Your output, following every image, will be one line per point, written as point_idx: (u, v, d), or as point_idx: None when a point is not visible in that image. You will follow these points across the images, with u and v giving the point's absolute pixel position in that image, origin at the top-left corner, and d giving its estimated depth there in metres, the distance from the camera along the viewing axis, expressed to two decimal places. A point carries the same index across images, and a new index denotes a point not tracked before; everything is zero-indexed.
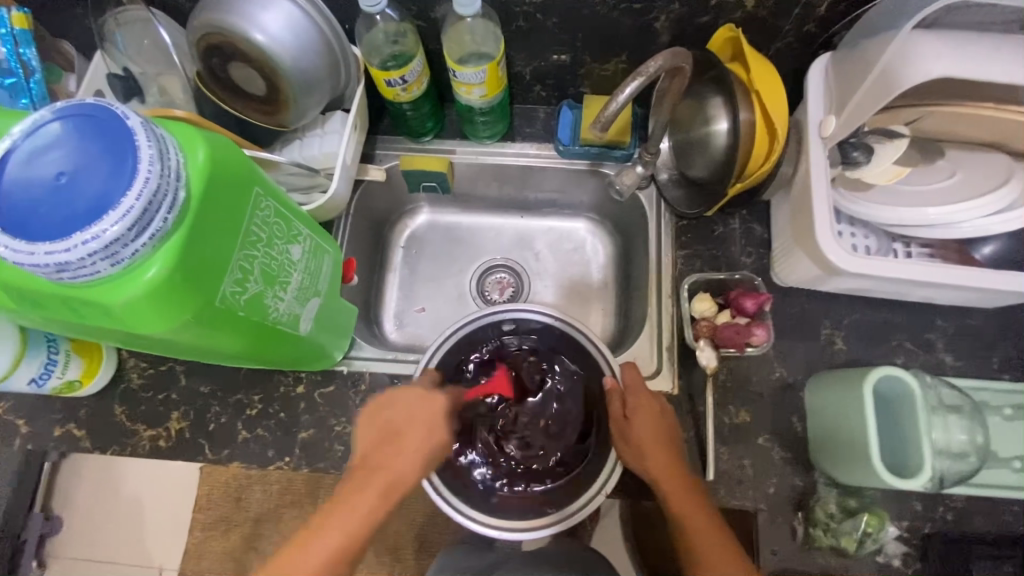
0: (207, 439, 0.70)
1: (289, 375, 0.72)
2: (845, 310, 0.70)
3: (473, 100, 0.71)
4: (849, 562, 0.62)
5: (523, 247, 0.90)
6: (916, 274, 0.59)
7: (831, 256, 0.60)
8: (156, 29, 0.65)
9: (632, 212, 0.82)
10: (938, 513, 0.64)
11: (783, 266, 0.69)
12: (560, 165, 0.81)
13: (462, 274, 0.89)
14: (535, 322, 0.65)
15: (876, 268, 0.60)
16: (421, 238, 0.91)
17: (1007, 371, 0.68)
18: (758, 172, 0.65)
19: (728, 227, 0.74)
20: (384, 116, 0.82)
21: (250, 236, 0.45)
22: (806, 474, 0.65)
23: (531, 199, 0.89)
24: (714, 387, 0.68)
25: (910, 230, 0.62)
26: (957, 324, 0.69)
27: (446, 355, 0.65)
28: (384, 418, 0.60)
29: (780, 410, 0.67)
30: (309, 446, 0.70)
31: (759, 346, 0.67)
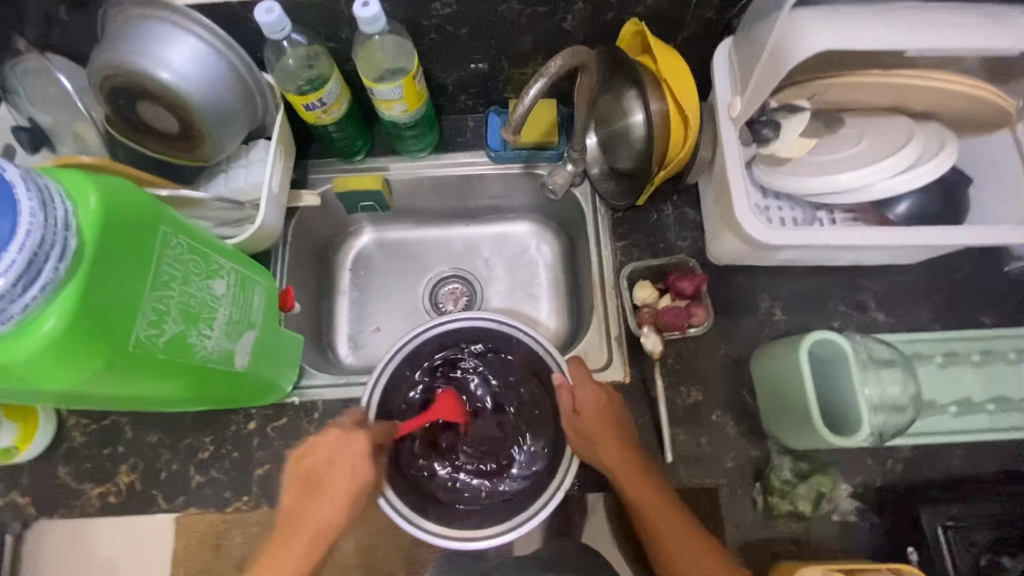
0: (160, 488, 0.68)
1: (240, 413, 0.70)
2: (780, 282, 0.72)
3: (397, 116, 0.71)
4: (809, 525, 0.64)
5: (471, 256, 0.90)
6: (838, 240, 0.61)
7: (754, 232, 0.61)
8: (57, 76, 0.63)
9: (570, 208, 0.83)
10: (888, 466, 0.66)
11: (716, 246, 0.71)
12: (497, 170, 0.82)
13: (413, 289, 0.89)
14: (475, 327, 0.66)
15: (800, 237, 0.62)
16: (369, 257, 0.90)
17: (938, 322, 0.71)
18: (678, 158, 0.67)
19: (662, 213, 0.76)
20: (313, 141, 0.82)
21: (162, 278, 0.44)
22: (760, 445, 0.67)
23: (474, 208, 0.89)
24: (664, 371, 0.70)
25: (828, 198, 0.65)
26: (886, 282, 0.72)
27: (393, 374, 0.64)
28: (303, 473, 0.60)
29: (731, 385, 0.69)
30: (266, 482, 0.68)
31: (701, 327, 0.69)
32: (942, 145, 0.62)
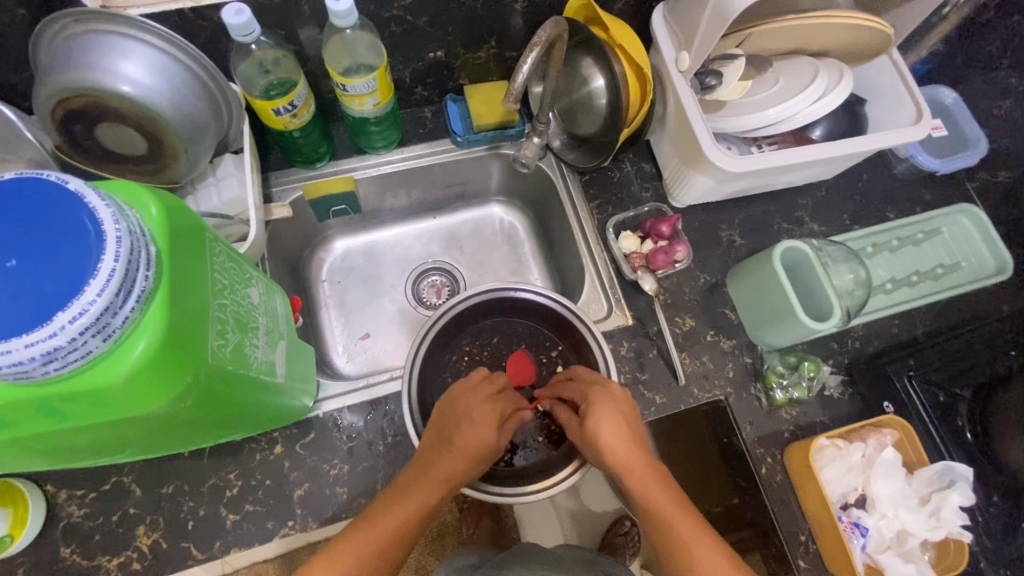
0: (297, 501, 0.85)
1: (262, 441, 0.87)
2: (742, 223, 1.10)
3: (367, 108, 0.91)
4: (810, 403, 0.97)
5: (529, 308, 0.93)
6: (780, 159, 0.93)
7: (719, 163, 0.90)
8: (114, 65, 0.69)
9: (540, 184, 1.16)
10: (851, 343, 1.01)
11: (682, 193, 1.05)
12: (465, 151, 1.11)
13: (462, 326, 0.93)
14: (499, 300, 0.91)
15: (753, 160, 0.91)
16: (468, 315, 0.92)
17: (854, 223, 1.12)
18: (637, 117, 0.97)
19: (642, 201, 1.09)
20: (272, 155, 1.03)
21: (217, 286, 0.54)
22: (841, 388, 0.98)
23: (490, 304, 0.92)
24: (780, 419, 0.97)
25: (763, 128, 0.98)
26: (813, 200, 1.13)
27: (464, 317, 0.92)
28: (606, 390, 0.81)
29: (826, 401, 0.97)
30: (309, 501, 0.85)
31: (683, 259, 1.00)
32: (919, 110, 0.95)
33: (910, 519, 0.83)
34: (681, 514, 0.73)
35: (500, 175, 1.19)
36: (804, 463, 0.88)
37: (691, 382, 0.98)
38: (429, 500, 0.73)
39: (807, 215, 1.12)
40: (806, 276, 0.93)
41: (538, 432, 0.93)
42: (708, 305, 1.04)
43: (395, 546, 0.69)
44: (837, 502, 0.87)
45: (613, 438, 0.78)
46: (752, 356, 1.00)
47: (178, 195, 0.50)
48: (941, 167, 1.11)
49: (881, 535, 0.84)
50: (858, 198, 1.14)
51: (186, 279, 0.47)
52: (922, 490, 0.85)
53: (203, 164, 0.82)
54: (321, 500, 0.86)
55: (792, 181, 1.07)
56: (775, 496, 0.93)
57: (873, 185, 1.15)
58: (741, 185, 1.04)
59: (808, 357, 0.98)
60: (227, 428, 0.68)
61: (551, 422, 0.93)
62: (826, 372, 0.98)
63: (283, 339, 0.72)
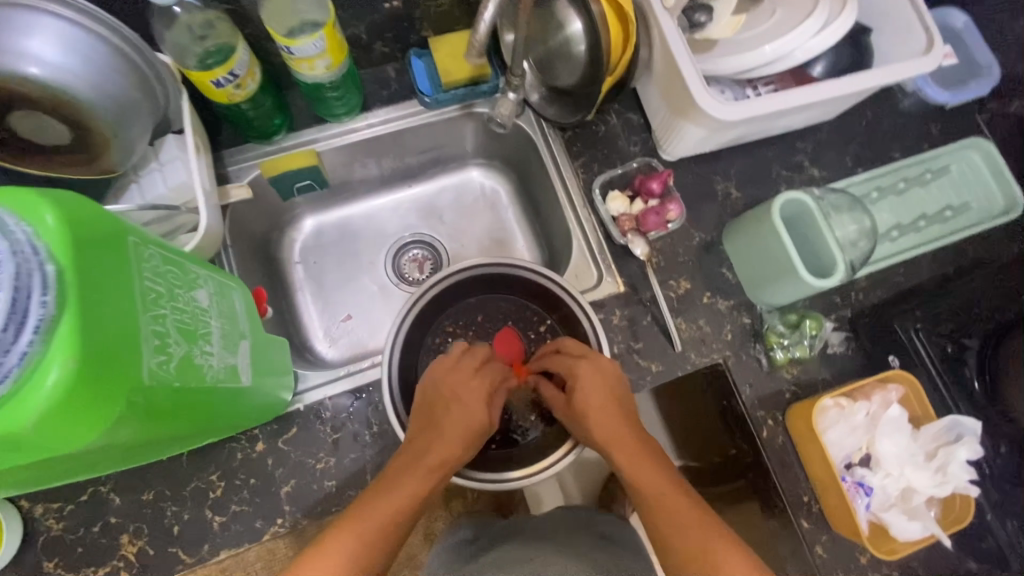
0: (285, 498, 0.82)
1: (242, 440, 0.83)
2: (739, 173, 1.03)
3: (319, 73, 0.82)
4: (811, 361, 0.93)
5: (513, 283, 0.88)
6: (778, 104, 0.84)
7: (711, 111, 0.82)
8: (15, 43, 0.60)
9: (519, 143, 1.08)
10: (853, 295, 0.96)
11: (673, 146, 0.97)
12: (435, 112, 1.02)
13: (443, 305, 0.87)
14: (480, 276, 0.85)
15: (747, 107, 0.82)
16: (449, 294, 0.86)
17: (857, 166, 1.05)
18: (620, 64, 0.87)
19: (630, 157, 1.01)
20: (224, 129, 0.94)
21: (150, 295, 0.48)
22: (844, 343, 0.94)
23: (471, 280, 0.86)
24: (781, 380, 0.94)
25: (758, 68, 0.89)
26: (813, 143, 1.05)
27: (444, 296, 0.86)
28: (592, 364, 0.76)
29: (829, 358, 0.93)
30: (298, 498, 0.82)
31: (676, 219, 0.93)
32: (930, 38, 0.86)
33: (916, 476, 0.81)
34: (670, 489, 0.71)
35: (476, 136, 1.10)
36: (807, 425, 0.85)
37: (688, 348, 0.94)
38: (420, 489, 0.69)
39: (807, 160, 1.05)
40: (808, 230, 0.86)
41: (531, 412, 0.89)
42: (704, 265, 0.98)
43: (382, 543, 0.65)
44: (841, 462, 0.85)
45: (598, 413, 0.75)
46: (751, 316, 0.95)
47: (83, 196, 0.43)
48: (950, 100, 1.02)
49: (886, 493, 0.82)
50: (861, 138, 1.06)
51: (104, 295, 0.41)
52: (929, 445, 0.82)
53: (141, 149, 0.73)
54: (309, 495, 0.83)
55: (791, 124, 0.99)
56: (777, 457, 0.90)
57: (877, 123, 1.07)
58: (736, 134, 0.96)
59: (810, 314, 0.93)
60: (193, 439, 0.64)
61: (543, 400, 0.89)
62: (828, 328, 0.94)
63: (246, 339, 0.66)
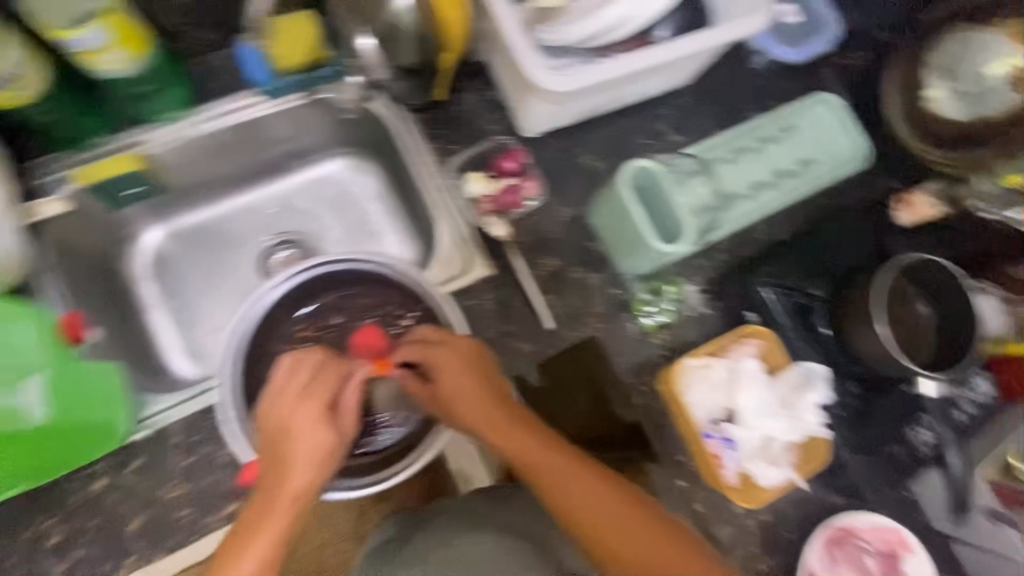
0: (137, 533, 0.77)
1: (79, 478, 0.76)
2: (599, 144, 1.02)
3: (122, 67, 0.75)
4: (679, 326, 0.95)
5: (364, 275, 0.83)
6: (613, 70, 0.85)
7: (543, 85, 0.79)
8: None
9: (376, 128, 1.02)
10: (716, 257, 0.99)
11: (527, 121, 0.95)
12: (278, 102, 0.95)
13: (291, 307, 0.82)
14: (325, 272, 0.80)
15: (582, 79, 0.82)
16: (293, 295, 0.81)
17: (716, 128, 1.06)
18: (455, 40, 0.84)
19: (489, 134, 0.98)
20: (30, 139, 0.85)
21: None
22: (710, 304, 0.96)
23: (317, 278, 0.81)
24: (653, 348, 0.95)
25: (599, 35, 0.90)
26: (673, 109, 1.06)
27: (290, 298, 0.81)
28: (446, 347, 0.75)
29: (696, 321, 0.95)
30: (149, 531, 0.77)
31: (534, 196, 0.93)
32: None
33: (771, 426, 0.84)
34: (560, 463, 0.69)
35: (330, 124, 1.04)
36: (672, 389, 0.87)
37: (561, 325, 0.93)
38: (285, 526, 0.63)
39: (668, 126, 1.05)
40: (662, 199, 0.87)
41: (400, 411, 0.85)
42: (572, 240, 0.97)
43: None
44: (707, 422, 0.87)
45: (463, 398, 0.73)
46: (620, 287, 0.96)
47: None
48: (799, 57, 1.06)
49: (748, 445, 0.85)
50: (719, 101, 1.08)
51: None
52: (785, 392, 0.86)
53: None
54: (163, 526, 0.77)
55: (643, 91, 0.99)
56: (653, 422, 0.92)
57: (734, 84, 1.09)
58: (586, 107, 0.95)
59: (671, 280, 0.95)
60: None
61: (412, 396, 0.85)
62: (693, 292, 0.96)
63: None
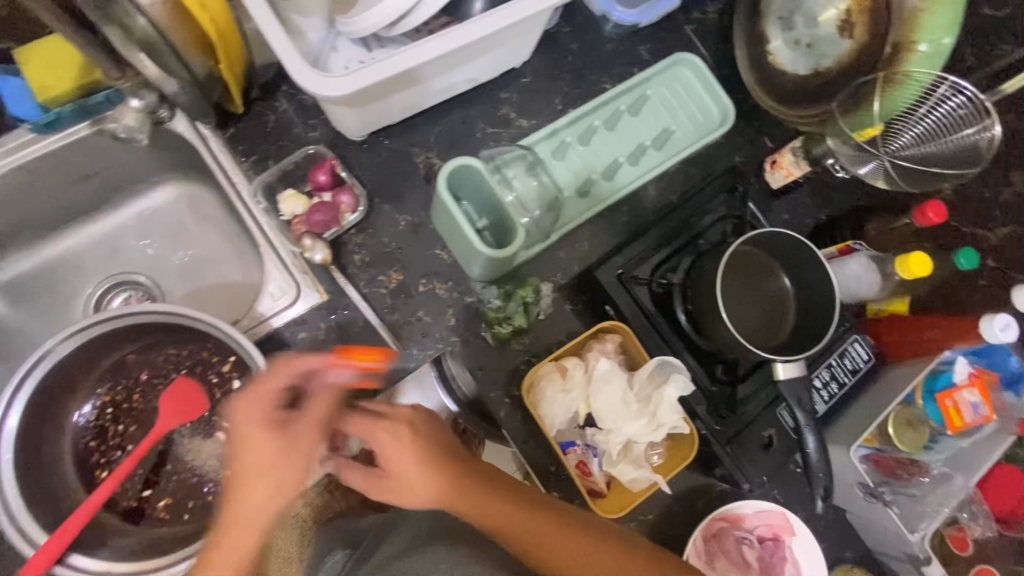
0: None
1: None
2: (437, 139, 0.93)
3: None
4: (538, 329, 0.89)
5: (163, 329, 0.74)
6: (416, 56, 0.74)
7: (321, 91, 0.70)
8: None
9: (188, 150, 0.92)
10: (575, 248, 0.92)
11: (344, 126, 0.85)
12: (57, 137, 0.84)
13: (86, 373, 0.74)
14: (112, 333, 0.71)
15: (370, 75, 0.72)
16: (82, 362, 0.72)
17: (567, 105, 0.98)
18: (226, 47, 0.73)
19: (309, 145, 0.89)
20: None
21: None
22: (568, 300, 0.90)
23: (105, 340, 0.72)
24: (513, 355, 0.88)
25: (406, 18, 0.79)
26: (518, 89, 0.97)
27: (79, 365, 0.72)
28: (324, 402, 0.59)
29: (555, 320, 0.89)
30: None
31: (354, 209, 0.87)
32: None
33: (630, 427, 0.79)
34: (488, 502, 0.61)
35: (138, 152, 0.93)
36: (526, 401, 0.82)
37: (409, 344, 0.86)
38: None
39: (513, 110, 0.96)
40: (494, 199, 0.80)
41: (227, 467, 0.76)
42: (415, 249, 0.89)
43: None
44: (568, 430, 0.82)
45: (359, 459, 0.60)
46: (471, 295, 0.88)
47: None
48: (639, 19, 0.95)
49: (609, 451, 0.80)
50: (568, 75, 0.99)
51: None
52: (644, 389, 0.80)
53: None
54: None
55: (474, 76, 0.90)
56: (521, 433, 0.86)
57: (584, 54, 1.00)
58: (407, 100, 0.86)
59: (526, 281, 0.88)
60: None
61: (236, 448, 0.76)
62: (550, 291, 0.89)
63: None
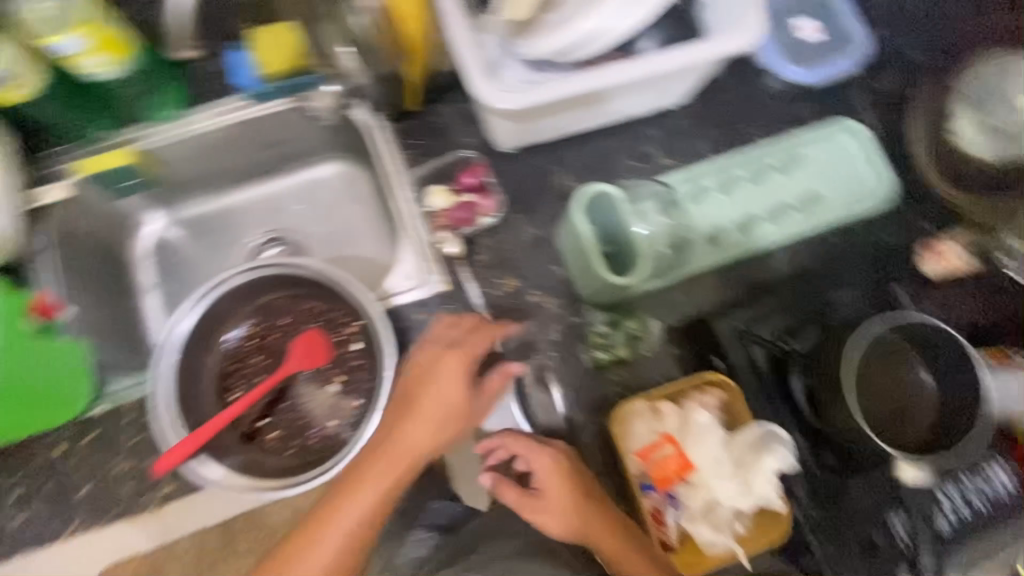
0: (82, 502, 0.82)
1: (42, 443, 0.84)
2: (577, 162, 0.97)
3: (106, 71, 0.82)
4: (637, 364, 0.88)
5: (308, 282, 0.84)
6: (582, 84, 0.79)
7: (492, 101, 0.77)
8: None
9: (358, 134, 1.04)
10: (694, 293, 0.90)
11: (497, 136, 0.92)
12: (263, 106, 0.99)
13: (238, 306, 0.85)
14: (269, 276, 0.82)
15: (538, 95, 0.78)
16: (239, 296, 0.83)
17: (712, 152, 0.97)
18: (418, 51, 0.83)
19: (461, 147, 0.96)
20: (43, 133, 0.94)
21: None
22: (675, 343, 0.88)
23: (262, 281, 0.83)
24: (608, 384, 0.88)
25: (581, 47, 0.84)
26: (666, 128, 0.98)
27: (236, 297, 0.83)
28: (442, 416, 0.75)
29: (657, 359, 0.88)
30: (91, 500, 0.83)
31: (491, 213, 0.93)
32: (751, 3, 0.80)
33: (719, 486, 0.76)
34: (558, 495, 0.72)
35: (319, 130, 1.06)
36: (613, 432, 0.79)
37: (510, 349, 0.89)
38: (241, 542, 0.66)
39: (657, 147, 0.97)
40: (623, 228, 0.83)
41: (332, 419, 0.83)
42: (535, 261, 0.93)
43: None
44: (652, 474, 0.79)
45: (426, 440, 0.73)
46: (579, 316, 0.90)
47: None
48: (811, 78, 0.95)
49: (691, 506, 0.76)
50: (719, 122, 0.98)
51: None
52: (740, 453, 0.77)
53: None
54: (104, 498, 0.83)
55: (626, 110, 0.93)
56: (600, 462, 0.85)
57: (740, 104, 0.99)
58: (560, 121, 0.91)
59: (636, 314, 0.88)
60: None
61: (344, 401, 0.84)
62: (658, 329, 0.88)
63: None
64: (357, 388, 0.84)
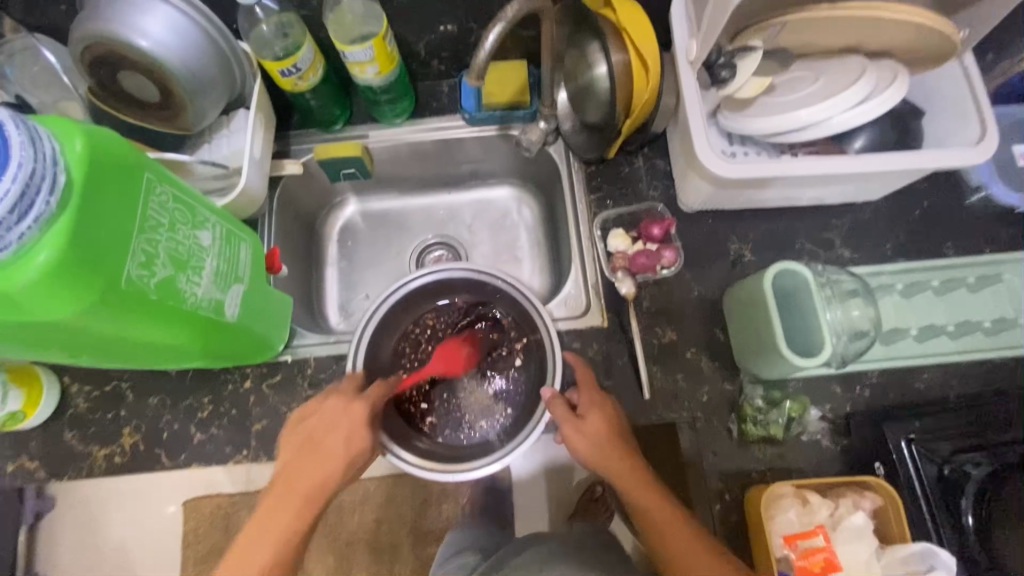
0: (254, 435, 0.93)
1: (235, 375, 0.96)
2: (756, 236, 0.99)
3: (370, 78, 0.96)
4: (786, 445, 0.87)
5: (493, 291, 0.92)
6: (794, 167, 0.82)
7: (709, 166, 0.82)
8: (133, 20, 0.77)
9: (548, 168, 1.13)
10: (857, 390, 0.89)
11: (688, 196, 0.97)
12: (475, 128, 1.11)
13: (427, 299, 0.94)
14: (463, 278, 0.91)
15: (754, 169, 0.82)
16: (433, 290, 0.92)
17: (899, 254, 0.96)
18: (641, 109, 0.91)
19: (647, 200, 1.02)
20: (293, 115, 1.10)
21: (149, 221, 0.60)
22: (829, 435, 0.87)
23: (455, 282, 0.92)
24: (751, 458, 0.88)
25: (790, 132, 0.87)
26: (853, 222, 0.99)
27: (429, 290, 0.93)
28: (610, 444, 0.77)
29: (808, 447, 0.87)
30: (262, 436, 0.93)
31: (671, 265, 0.96)
32: (984, 128, 0.82)
33: None
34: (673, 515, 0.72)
35: (512, 157, 1.17)
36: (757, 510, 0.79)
37: (659, 399, 0.91)
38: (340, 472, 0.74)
39: (839, 238, 0.98)
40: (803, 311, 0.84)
41: (487, 419, 0.90)
42: (698, 320, 0.95)
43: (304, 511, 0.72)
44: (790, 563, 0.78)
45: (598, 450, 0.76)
46: (733, 383, 0.91)
47: (112, 133, 0.56)
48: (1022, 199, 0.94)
49: None
50: (911, 227, 0.98)
51: (101, 205, 0.54)
52: (893, 569, 0.74)
53: (212, 116, 0.90)
54: (273, 437, 0.93)
55: (819, 198, 0.95)
56: (728, 533, 0.85)
57: (935, 214, 0.98)
58: (753, 196, 0.95)
59: (795, 396, 0.88)
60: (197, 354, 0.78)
61: (499, 404, 0.91)
62: (814, 417, 0.88)
63: (240, 284, 0.78)
64: (512, 397, 0.91)
